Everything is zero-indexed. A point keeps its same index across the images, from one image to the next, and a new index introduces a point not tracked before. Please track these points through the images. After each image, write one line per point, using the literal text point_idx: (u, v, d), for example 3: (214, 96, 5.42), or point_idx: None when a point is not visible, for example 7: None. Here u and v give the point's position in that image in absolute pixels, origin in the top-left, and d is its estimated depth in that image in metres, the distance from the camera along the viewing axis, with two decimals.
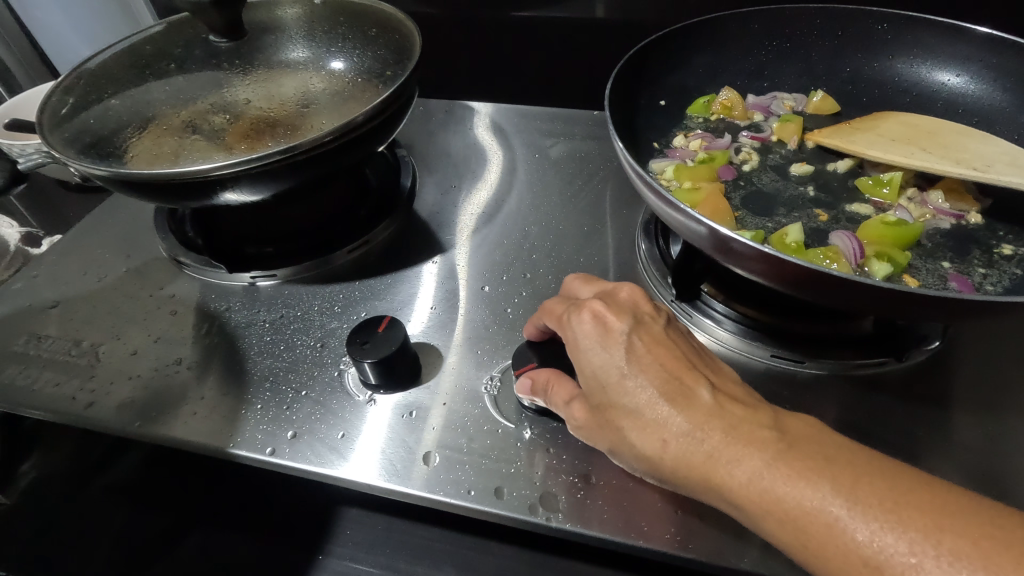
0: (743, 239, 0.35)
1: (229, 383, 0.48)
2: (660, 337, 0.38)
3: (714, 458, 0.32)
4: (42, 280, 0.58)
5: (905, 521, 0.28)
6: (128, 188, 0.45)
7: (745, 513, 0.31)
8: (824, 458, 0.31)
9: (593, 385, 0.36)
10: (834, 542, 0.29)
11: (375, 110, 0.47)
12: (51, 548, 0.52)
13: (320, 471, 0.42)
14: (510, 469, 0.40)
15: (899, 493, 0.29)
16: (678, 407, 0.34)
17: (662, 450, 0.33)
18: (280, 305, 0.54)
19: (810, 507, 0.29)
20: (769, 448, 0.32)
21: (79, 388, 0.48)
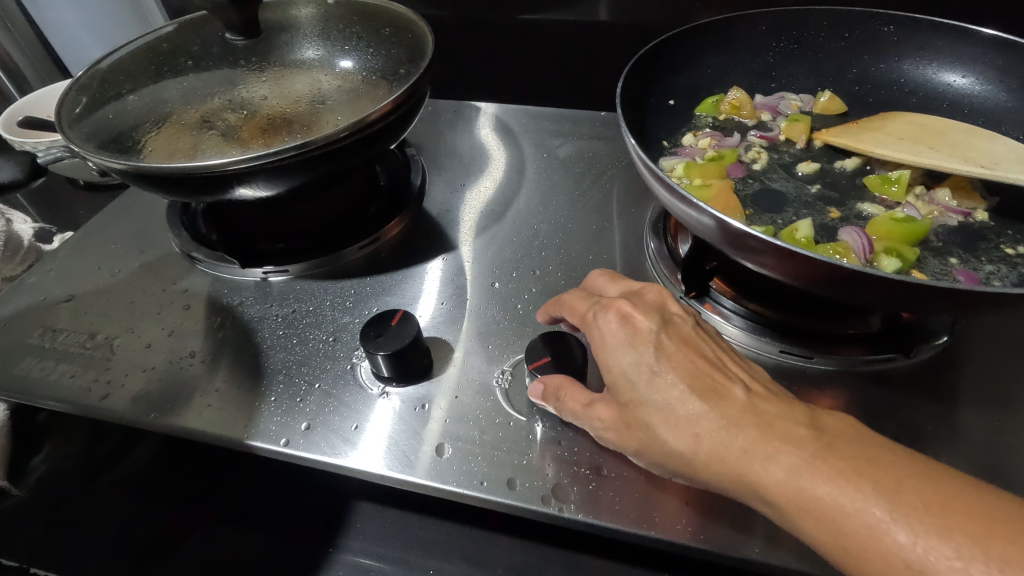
0: (758, 232, 0.35)
1: (243, 376, 0.48)
2: (689, 337, 0.38)
3: (750, 456, 0.32)
4: (55, 274, 0.59)
5: (947, 525, 0.28)
6: (146, 181, 0.46)
7: (780, 511, 0.32)
8: (866, 459, 0.31)
9: (622, 383, 0.36)
10: (871, 543, 0.29)
11: (390, 106, 0.48)
12: (63, 539, 0.52)
13: (334, 462, 0.42)
14: (523, 461, 0.41)
15: (943, 497, 0.29)
16: (712, 404, 0.34)
17: (691, 444, 0.33)
18: (293, 301, 0.54)
19: (851, 507, 0.29)
20: (807, 447, 0.32)
21: (94, 379, 0.48)
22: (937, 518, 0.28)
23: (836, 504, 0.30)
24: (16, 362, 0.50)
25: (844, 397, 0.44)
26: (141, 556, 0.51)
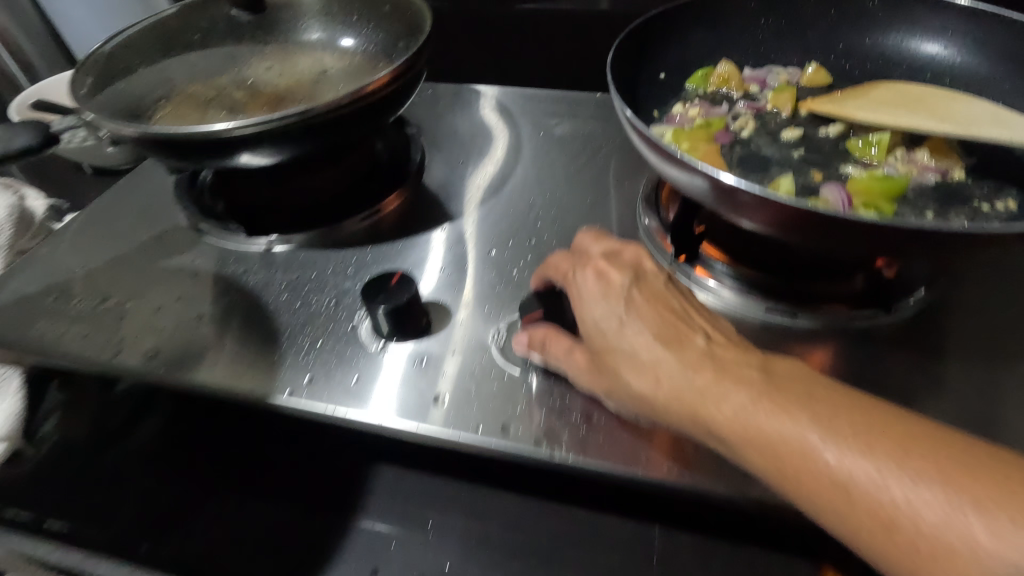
0: (742, 182, 0.37)
1: (248, 336, 0.50)
2: (661, 293, 0.40)
3: (702, 395, 0.33)
4: (66, 245, 0.60)
5: (881, 449, 0.29)
6: (155, 148, 0.48)
7: (730, 446, 0.33)
8: (811, 397, 0.32)
9: (595, 334, 0.39)
10: (810, 469, 0.30)
11: (388, 75, 0.50)
12: (77, 497, 0.54)
13: (336, 412, 0.44)
14: (518, 409, 0.42)
15: (881, 427, 0.30)
16: (671, 350, 0.36)
17: (649, 384, 0.35)
18: (297, 269, 0.56)
19: (789, 434, 0.31)
20: (757, 387, 0.33)
21: (106, 339, 0.50)
22: (871, 444, 0.30)
23: (777, 433, 0.31)
24: (31, 325, 0.52)
25: (829, 352, 0.45)
26: (151, 514, 0.53)
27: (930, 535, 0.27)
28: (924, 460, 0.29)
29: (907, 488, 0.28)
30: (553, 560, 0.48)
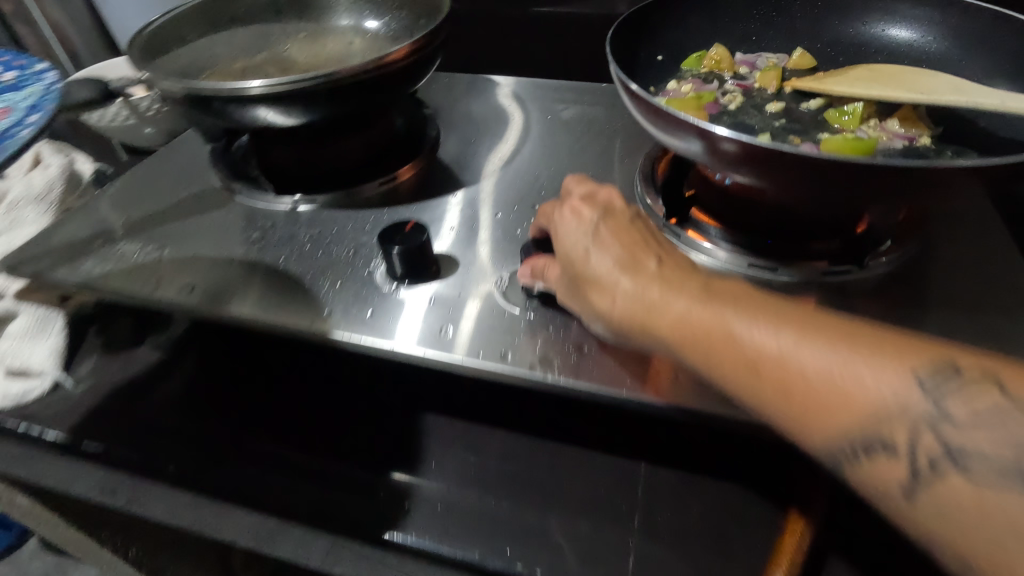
0: (719, 129, 0.41)
1: (272, 277, 0.55)
2: (629, 225, 0.42)
3: (650, 308, 0.36)
4: (111, 200, 0.66)
5: (785, 322, 0.32)
6: (194, 105, 0.54)
7: (678, 354, 0.35)
8: (751, 303, 0.34)
9: (567, 264, 0.41)
10: (727, 349, 0.32)
11: (408, 48, 0.55)
12: (111, 424, 0.59)
13: (350, 339, 0.48)
14: (516, 340, 0.47)
15: (812, 323, 0.31)
16: (628, 272, 0.38)
17: (608, 301, 0.38)
18: (319, 225, 0.61)
19: (709, 320, 0.33)
20: (700, 299, 0.35)
21: (145, 275, 0.55)
22: (778, 322, 0.32)
23: (699, 321, 0.34)
24: (79, 263, 0.57)
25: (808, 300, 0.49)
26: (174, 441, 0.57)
27: (823, 390, 0.29)
28: (819, 329, 0.31)
29: (806, 351, 0.30)
30: (545, 491, 0.51)
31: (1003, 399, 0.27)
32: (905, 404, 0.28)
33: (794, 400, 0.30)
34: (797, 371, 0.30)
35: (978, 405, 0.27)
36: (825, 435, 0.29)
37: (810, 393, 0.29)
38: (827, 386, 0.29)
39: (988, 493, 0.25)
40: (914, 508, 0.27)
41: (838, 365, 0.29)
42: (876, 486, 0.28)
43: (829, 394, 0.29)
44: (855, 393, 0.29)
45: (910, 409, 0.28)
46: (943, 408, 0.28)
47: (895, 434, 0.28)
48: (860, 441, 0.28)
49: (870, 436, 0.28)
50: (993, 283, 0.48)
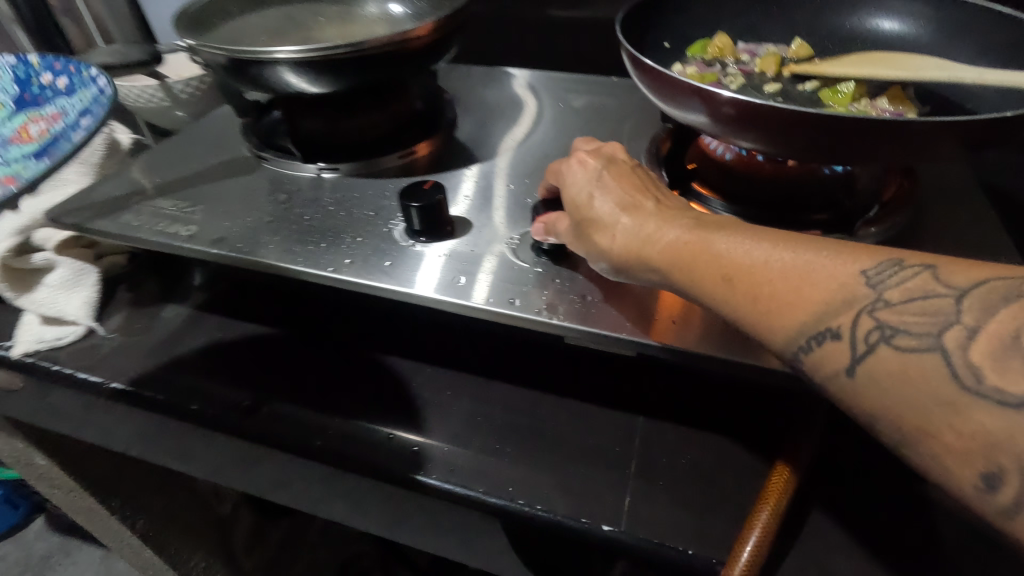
0: (717, 89, 0.45)
1: (298, 231, 0.58)
2: (629, 173, 0.47)
3: (645, 239, 0.41)
4: (148, 163, 0.71)
5: (755, 239, 0.38)
6: (232, 67, 0.58)
7: (667, 276, 0.40)
8: (728, 226, 0.40)
9: (572, 208, 0.46)
10: (708, 266, 0.38)
11: (432, 26, 0.60)
12: (141, 368, 0.63)
13: (370, 284, 0.52)
14: (524, 289, 0.50)
15: (777, 236, 0.38)
16: (627, 212, 0.43)
17: (608, 237, 0.43)
18: (342, 191, 0.65)
19: (693, 243, 0.39)
20: (688, 226, 0.41)
21: (179, 226, 0.59)
22: (749, 239, 0.38)
23: (685, 246, 0.39)
24: (118, 214, 0.62)
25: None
26: (197, 384, 0.61)
27: (784, 291, 0.36)
28: (783, 242, 0.37)
29: (772, 261, 0.36)
30: (547, 437, 0.54)
31: (932, 283, 0.33)
32: (852, 295, 0.34)
33: (762, 303, 0.36)
34: (765, 278, 0.36)
35: (908, 289, 0.34)
36: (786, 328, 0.35)
37: (774, 295, 0.36)
38: (788, 286, 0.36)
39: (913, 361, 0.31)
40: (854, 382, 0.33)
41: (795, 269, 0.36)
42: (826, 370, 0.34)
43: (789, 294, 0.35)
44: (809, 291, 0.35)
45: (856, 299, 0.34)
46: (882, 295, 0.34)
47: (845, 321, 0.34)
48: (814, 331, 0.35)
49: (821, 327, 0.34)
50: (977, 249, 0.50)
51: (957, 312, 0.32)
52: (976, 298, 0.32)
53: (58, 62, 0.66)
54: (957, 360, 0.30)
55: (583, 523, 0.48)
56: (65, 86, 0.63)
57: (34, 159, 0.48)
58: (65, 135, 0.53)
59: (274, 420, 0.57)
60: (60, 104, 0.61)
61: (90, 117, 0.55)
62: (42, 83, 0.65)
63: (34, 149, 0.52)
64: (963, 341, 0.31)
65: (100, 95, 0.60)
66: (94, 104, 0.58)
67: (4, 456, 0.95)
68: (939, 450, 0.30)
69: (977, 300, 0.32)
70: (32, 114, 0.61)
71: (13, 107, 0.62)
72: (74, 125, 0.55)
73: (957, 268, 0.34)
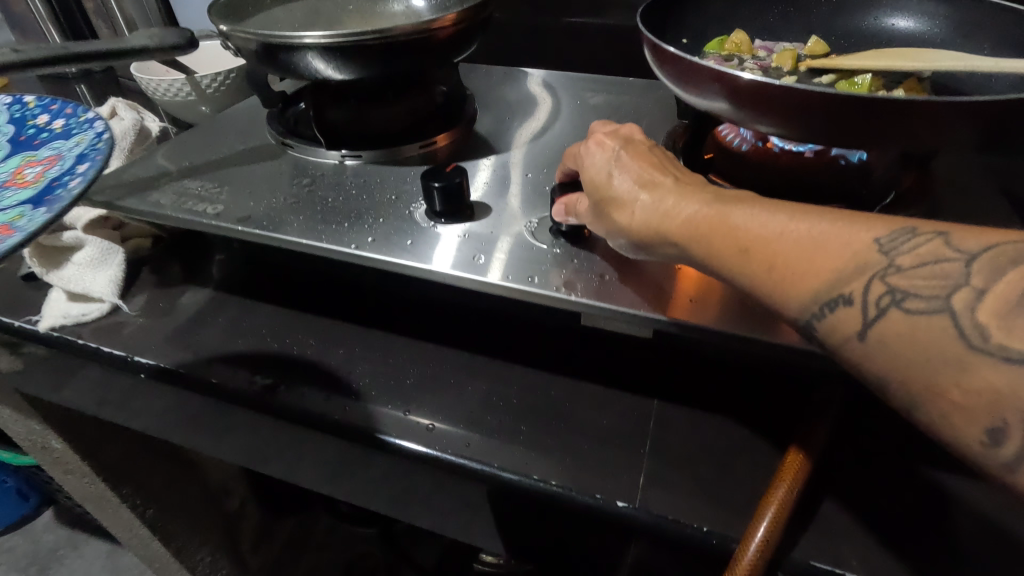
0: (736, 71, 0.46)
1: (320, 212, 0.60)
2: (646, 152, 0.48)
3: (663, 214, 0.42)
4: (175, 147, 0.73)
5: (771, 211, 0.39)
6: (263, 52, 0.60)
7: (686, 251, 0.41)
8: (744, 199, 0.41)
9: (590, 188, 0.47)
10: (725, 238, 0.39)
11: (456, 18, 0.62)
12: (163, 345, 0.64)
13: (391, 262, 0.53)
14: (542, 268, 0.51)
15: (792, 206, 0.39)
16: (646, 189, 0.44)
17: (628, 215, 0.44)
18: (364, 176, 0.67)
19: (710, 217, 0.40)
20: (704, 200, 0.42)
21: (206, 205, 0.61)
22: (766, 211, 0.39)
23: (703, 220, 0.40)
24: (146, 193, 0.63)
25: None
26: (217, 361, 0.62)
27: (799, 260, 0.36)
28: (798, 213, 0.38)
29: (787, 231, 0.37)
30: (560, 418, 0.54)
31: (944, 248, 0.34)
32: (865, 262, 0.35)
33: (778, 272, 0.37)
34: (780, 248, 0.37)
35: (920, 254, 0.34)
36: (802, 297, 0.36)
37: (789, 266, 0.37)
38: (803, 254, 0.36)
39: (922, 323, 0.33)
40: (866, 346, 0.34)
41: (809, 239, 0.36)
42: (838, 335, 0.35)
43: (803, 263, 0.36)
44: (824, 259, 0.36)
45: (869, 265, 0.35)
46: (895, 261, 0.35)
47: (857, 287, 0.35)
48: (828, 298, 0.35)
49: (834, 295, 0.35)
50: None
51: (966, 275, 0.33)
52: (986, 260, 0.32)
53: (55, 104, 0.56)
54: (965, 320, 0.31)
55: (596, 499, 0.48)
56: (61, 130, 0.51)
57: (32, 208, 0.40)
58: (61, 180, 0.42)
59: (290, 395, 0.58)
60: (55, 147, 0.49)
61: (89, 162, 0.44)
62: (39, 124, 0.54)
63: (32, 201, 0.41)
64: (971, 302, 0.32)
65: (102, 139, 0.48)
66: (89, 152, 0.46)
67: (22, 438, 0.96)
68: (945, 407, 0.32)
69: (986, 264, 0.32)
70: (27, 156, 0.49)
71: (6, 149, 0.50)
72: (71, 169, 0.44)
73: (968, 232, 0.34)
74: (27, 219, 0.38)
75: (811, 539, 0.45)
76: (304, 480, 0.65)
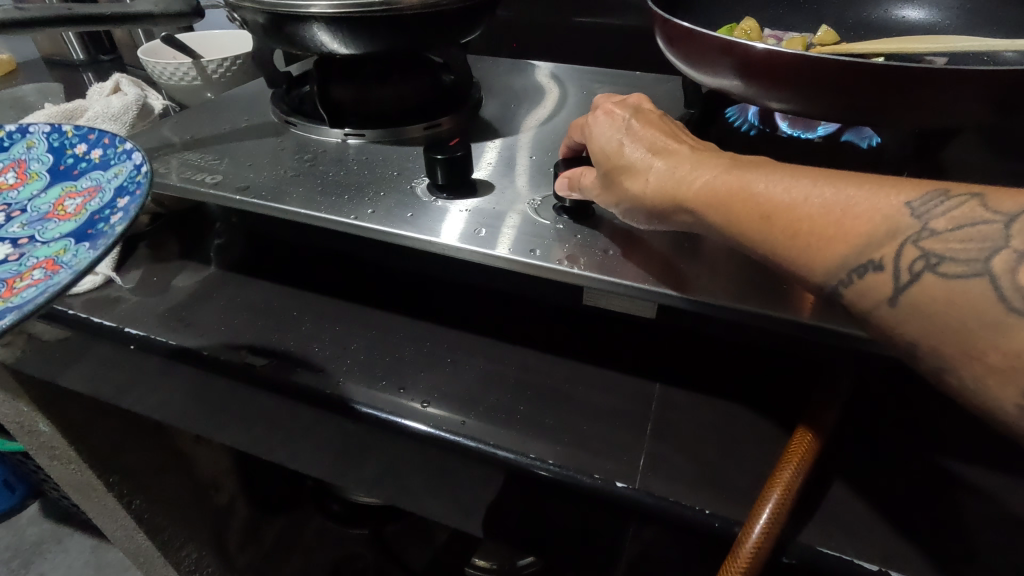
0: (746, 40, 0.45)
1: (322, 185, 0.59)
2: (656, 121, 0.47)
3: (678, 182, 0.41)
4: (176, 122, 0.72)
5: (794, 177, 0.37)
6: (268, 23, 0.60)
7: (703, 218, 0.40)
8: (763, 164, 0.40)
9: (600, 156, 0.46)
10: (745, 207, 0.38)
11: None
12: (155, 319, 0.63)
13: (394, 236, 0.52)
14: (543, 241, 0.50)
15: (816, 171, 0.37)
16: (660, 155, 0.43)
17: (642, 181, 0.44)
18: (366, 154, 0.66)
19: (731, 184, 0.39)
20: (723, 166, 0.40)
21: (203, 177, 0.60)
22: (788, 178, 0.38)
23: (722, 186, 0.39)
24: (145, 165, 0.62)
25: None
26: (210, 336, 0.61)
27: (821, 223, 0.35)
28: (823, 178, 0.37)
29: (810, 196, 0.36)
30: (558, 398, 0.53)
31: (980, 210, 0.33)
32: (896, 226, 0.34)
33: (801, 240, 0.36)
34: (804, 214, 0.36)
35: (956, 217, 0.33)
36: (826, 264, 0.35)
37: (814, 231, 0.36)
38: (827, 219, 0.35)
39: (959, 287, 0.31)
40: (898, 311, 0.33)
41: (835, 205, 0.35)
42: (868, 300, 0.35)
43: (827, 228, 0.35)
44: (850, 224, 0.35)
45: (900, 230, 0.34)
46: (929, 225, 0.33)
47: (888, 252, 0.34)
48: (856, 265, 0.34)
49: (863, 259, 0.34)
50: None
51: (1006, 237, 0.31)
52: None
53: (90, 131, 0.56)
54: (1006, 283, 0.30)
55: (594, 479, 0.46)
56: (102, 161, 0.53)
57: (81, 244, 0.42)
58: (104, 216, 0.45)
59: (283, 369, 0.56)
60: (94, 178, 0.52)
61: (128, 197, 0.46)
62: (79, 153, 0.56)
63: (76, 235, 0.45)
64: (1012, 264, 0.30)
65: (137, 169, 0.49)
66: (126, 185, 0.47)
67: (9, 421, 0.94)
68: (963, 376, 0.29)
69: None
70: (68, 187, 0.53)
71: (49, 179, 0.55)
72: (110, 203, 0.47)
73: (1005, 194, 0.33)
74: (74, 256, 0.41)
75: (819, 525, 0.43)
76: (295, 463, 0.63)
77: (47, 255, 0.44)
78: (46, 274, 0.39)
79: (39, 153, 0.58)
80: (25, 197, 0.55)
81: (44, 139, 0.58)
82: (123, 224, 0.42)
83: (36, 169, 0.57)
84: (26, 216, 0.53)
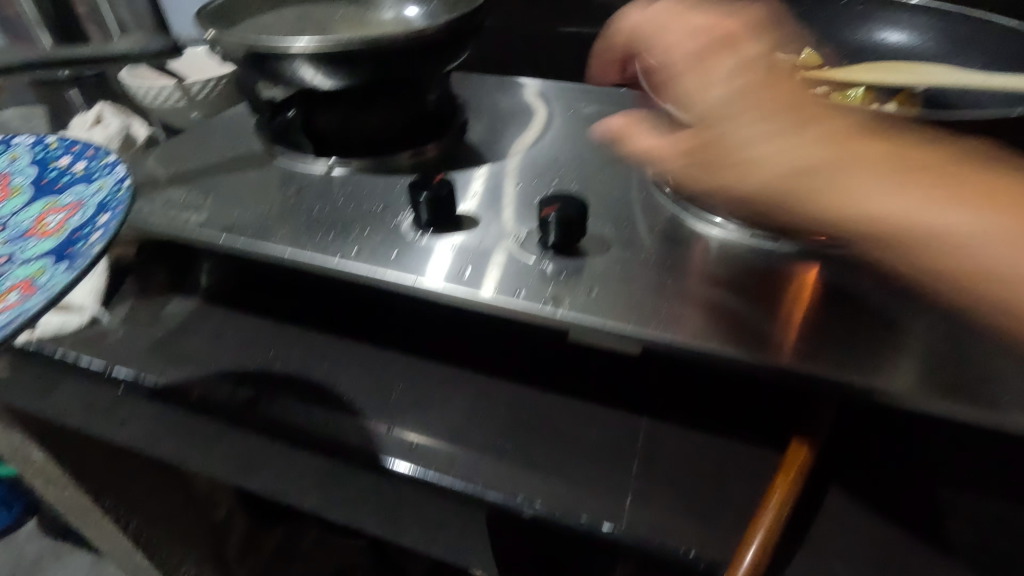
0: None
1: (307, 222, 0.59)
2: (735, 35, 0.40)
3: (773, 165, 0.37)
4: (159, 155, 0.71)
5: (917, 191, 0.35)
6: (249, 60, 0.60)
7: (808, 212, 0.38)
8: (891, 153, 0.36)
9: (682, 94, 0.41)
10: (875, 233, 0.36)
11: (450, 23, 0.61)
12: (141, 356, 0.62)
13: (380, 276, 0.52)
14: (527, 282, 0.50)
15: (940, 175, 0.35)
16: (757, 114, 0.38)
17: (736, 74, 0.39)
18: (351, 186, 0.66)
19: (839, 194, 0.36)
20: (838, 148, 0.36)
21: (187, 216, 0.60)
22: (894, 196, 0.35)
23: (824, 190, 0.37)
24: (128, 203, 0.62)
25: (820, 276, 0.52)
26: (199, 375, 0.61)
27: (933, 246, 0.35)
28: (947, 194, 0.35)
29: (919, 220, 0.35)
30: (546, 434, 0.53)
31: None
32: None
33: (893, 248, 0.36)
34: (921, 237, 0.35)
35: None
36: (959, 291, 0.35)
37: (935, 256, 0.35)
38: (944, 242, 0.35)
39: None
40: (962, 304, 0.35)
41: (953, 233, 0.35)
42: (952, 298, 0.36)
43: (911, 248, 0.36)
44: (972, 252, 0.34)
45: None
46: None
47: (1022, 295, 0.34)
48: (992, 311, 0.35)
49: (982, 300, 0.35)
50: None
51: None
52: None
53: (81, 146, 0.57)
54: None
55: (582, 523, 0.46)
56: (84, 174, 0.53)
57: (59, 264, 0.41)
58: (84, 234, 0.44)
59: (276, 409, 0.57)
60: (78, 192, 0.51)
61: (109, 215, 0.46)
62: (62, 166, 0.55)
63: (55, 252, 0.43)
64: None
65: (122, 186, 0.50)
66: (111, 202, 0.48)
67: None
68: None
69: None
70: (49, 201, 0.52)
71: (27, 191, 0.54)
72: (90, 220, 0.46)
73: None
74: (49, 276, 0.40)
75: None
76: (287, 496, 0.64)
77: (22, 274, 0.42)
78: (18, 295, 0.38)
79: (22, 164, 0.57)
80: (5, 209, 0.53)
81: (29, 152, 0.58)
82: (104, 247, 0.43)
83: (17, 180, 0.56)
84: (8, 230, 0.49)
